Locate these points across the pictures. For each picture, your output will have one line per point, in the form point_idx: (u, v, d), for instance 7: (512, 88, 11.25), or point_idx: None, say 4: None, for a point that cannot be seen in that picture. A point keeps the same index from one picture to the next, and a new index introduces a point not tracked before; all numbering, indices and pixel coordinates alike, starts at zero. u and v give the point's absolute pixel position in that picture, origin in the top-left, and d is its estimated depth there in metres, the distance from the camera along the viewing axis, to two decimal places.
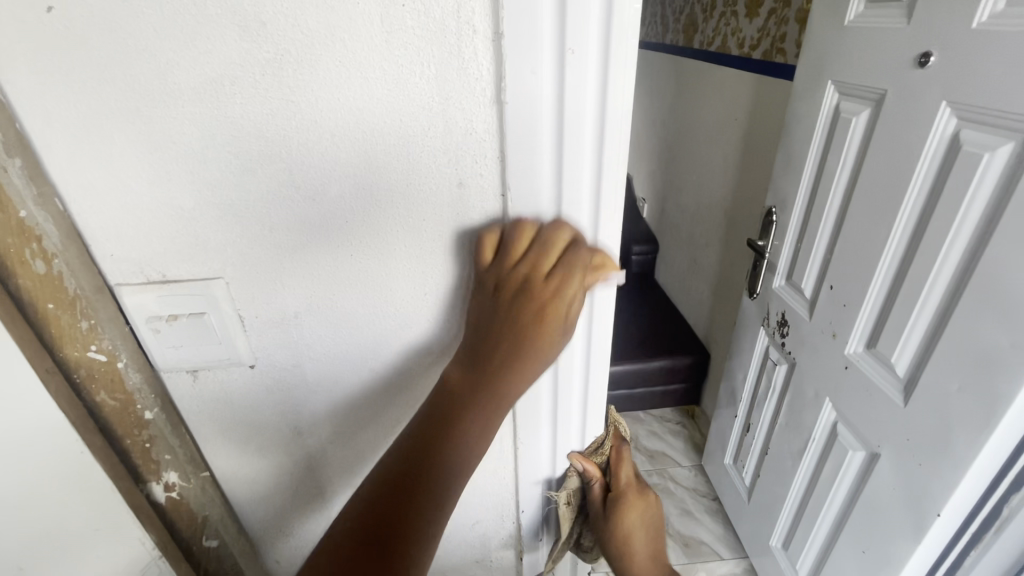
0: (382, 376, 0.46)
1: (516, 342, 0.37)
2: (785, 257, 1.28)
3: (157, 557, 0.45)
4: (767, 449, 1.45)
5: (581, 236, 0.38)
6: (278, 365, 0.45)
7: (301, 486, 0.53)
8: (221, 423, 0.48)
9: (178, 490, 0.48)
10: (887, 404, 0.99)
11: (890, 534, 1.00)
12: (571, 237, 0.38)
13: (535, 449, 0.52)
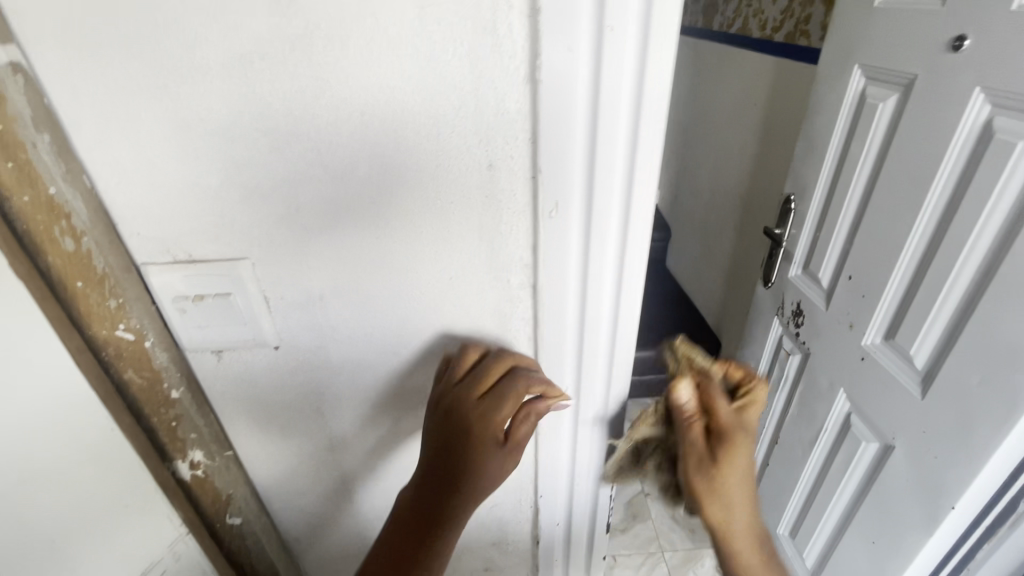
0: (404, 359, 0.46)
1: (460, 456, 0.44)
2: (802, 245, 1.26)
3: (184, 533, 0.46)
4: (777, 438, 1.45)
5: (517, 365, 0.44)
6: (302, 346, 0.45)
7: (322, 464, 0.54)
8: (245, 403, 0.48)
9: (203, 468, 0.48)
10: (904, 397, 0.98)
11: (901, 525, 1.00)
12: (506, 368, 0.44)
13: (555, 434, 0.52)
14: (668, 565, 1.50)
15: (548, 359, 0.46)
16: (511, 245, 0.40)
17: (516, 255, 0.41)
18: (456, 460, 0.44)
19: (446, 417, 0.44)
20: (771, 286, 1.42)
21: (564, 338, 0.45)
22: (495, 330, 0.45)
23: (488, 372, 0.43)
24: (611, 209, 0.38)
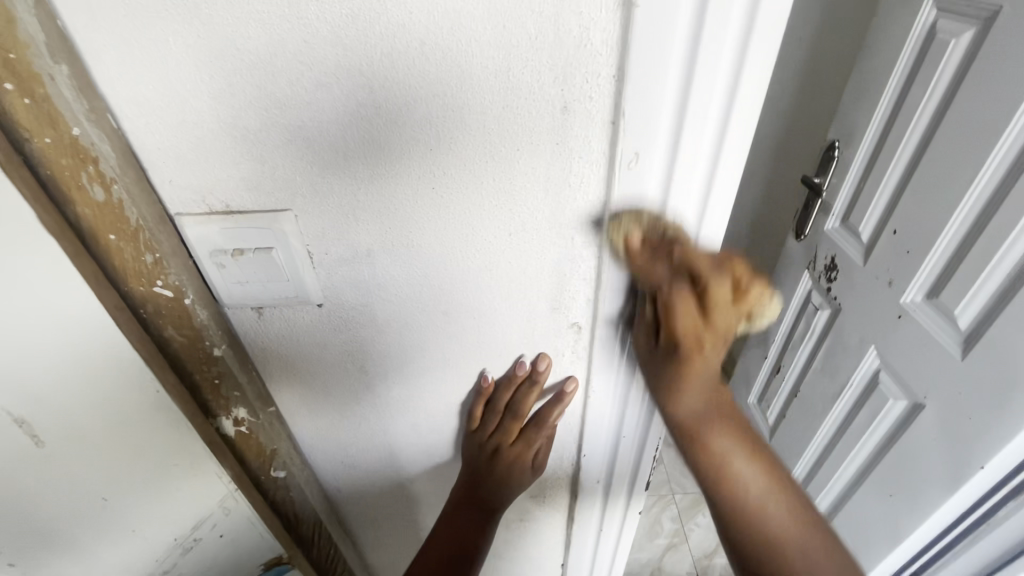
0: (454, 318, 0.44)
1: (500, 481, 0.54)
2: (843, 196, 1.19)
3: (233, 489, 0.45)
4: (795, 393, 1.42)
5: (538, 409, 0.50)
6: (347, 303, 0.43)
7: (363, 419, 0.53)
8: (286, 360, 0.46)
9: (246, 425, 0.47)
10: (940, 356, 0.94)
11: (920, 481, 1.00)
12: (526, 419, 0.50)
13: (604, 395, 0.50)
14: (677, 507, 1.55)
15: (606, 322, 0.43)
16: (579, 199, 0.36)
17: (585, 210, 0.37)
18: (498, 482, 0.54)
19: (489, 454, 0.53)
20: (802, 240, 1.35)
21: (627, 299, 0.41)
22: (553, 289, 0.42)
23: (514, 424, 0.51)
24: (698, 157, 0.33)
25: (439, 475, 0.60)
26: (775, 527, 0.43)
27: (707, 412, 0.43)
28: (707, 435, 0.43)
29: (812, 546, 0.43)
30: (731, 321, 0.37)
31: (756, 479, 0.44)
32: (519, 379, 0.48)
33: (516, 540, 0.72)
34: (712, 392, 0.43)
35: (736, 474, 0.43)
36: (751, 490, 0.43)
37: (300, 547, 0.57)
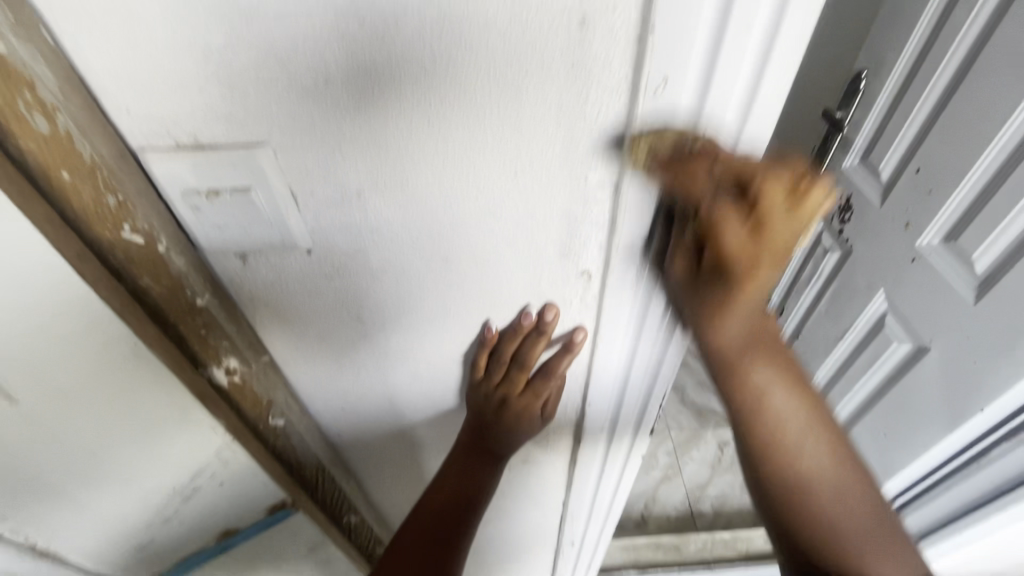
0: (454, 266, 0.41)
1: (506, 427, 0.55)
2: (866, 132, 1.11)
3: (228, 442, 0.43)
4: (798, 334, 1.41)
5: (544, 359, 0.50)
6: (337, 249, 0.39)
7: (361, 368, 0.51)
8: (276, 309, 0.44)
9: (239, 374, 0.45)
10: (952, 301, 0.92)
11: (922, 422, 1.01)
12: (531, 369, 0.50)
13: (612, 343, 0.48)
14: (673, 443, 1.59)
15: (621, 269, 0.40)
16: (595, 132, 0.32)
17: (603, 145, 0.33)
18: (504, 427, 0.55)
19: (495, 403, 0.53)
20: None
21: (643, 244, 0.38)
22: (563, 234, 0.38)
23: (520, 375, 0.50)
24: (736, 83, 0.29)
25: (437, 418, 0.59)
26: (809, 470, 0.41)
27: (745, 343, 0.39)
28: (744, 367, 0.40)
29: (847, 489, 0.41)
30: (788, 235, 0.32)
31: (795, 421, 0.41)
32: (525, 329, 0.46)
33: (517, 479, 0.73)
34: (753, 323, 0.39)
35: (771, 414, 0.40)
36: (788, 432, 0.40)
37: (304, 490, 0.57)
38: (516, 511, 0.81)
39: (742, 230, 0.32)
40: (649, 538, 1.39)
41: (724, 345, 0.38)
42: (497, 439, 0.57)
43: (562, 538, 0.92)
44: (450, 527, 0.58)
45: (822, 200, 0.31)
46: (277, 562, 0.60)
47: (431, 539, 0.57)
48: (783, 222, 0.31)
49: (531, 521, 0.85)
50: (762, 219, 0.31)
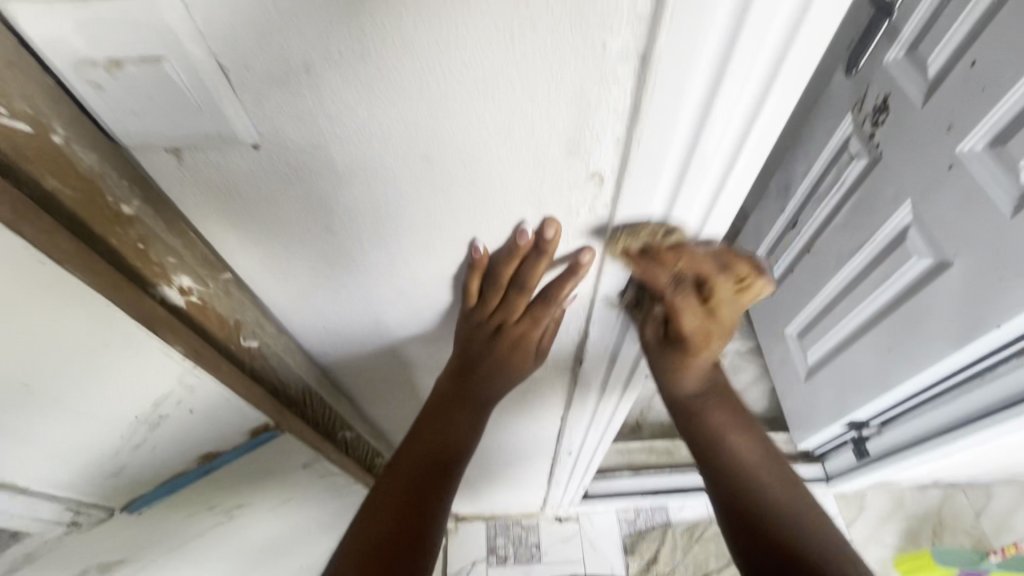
0: (438, 166, 0.33)
1: (498, 361, 0.51)
2: (918, 18, 0.96)
3: (191, 367, 0.38)
4: (809, 248, 1.28)
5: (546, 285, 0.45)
6: (292, 145, 0.32)
7: (342, 288, 0.46)
8: (230, 218, 0.37)
9: (197, 294, 0.39)
10: (986, 213, 0.84)
11: (929, 338, 0.96)
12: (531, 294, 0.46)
13: (625, 259, 0.42)
14: None
15: (639, 176, 0.33)
16: None
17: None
18: (494, 362, 0.51)
19: (488, 332, 0.49)
20: (853, 75, 1.14)
21: (672, 139, 0.31)
22: (572, 126, 0.30)
23: (519, 299, 0.46)
24: None
25: (422, 337, 0.54)
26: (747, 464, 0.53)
27: (701, 385, 0.55)
28: (697, 400, 0.55)
29: (779, 481, 0.52)
30: (732, 310, 0.47)
31: (740, 431, 0.54)
32: (523, 250, 0.41)
33: (514, 398, 0.70)
34: (709, 368, 0.54)
35: (720, 430, 0.54)
36: (731, 439, 0.54)
37: (288, 411, 0.54)
38: (512, 425, 0.81)
39: (700, 313, 0.47)
40: (642, 442, 1.44)
41: (682, 380, 0.53)
42: (488, 376, 0.52)
43: (560, 448, 0.93)
44: (429, 491, 0.50)
45: (762, 286, 0.45)
46: (268, 479, 0.59)
47: (410, 504, 0.48)
48: (730, 305, 0.46)
49: (528, 433, 0.84)
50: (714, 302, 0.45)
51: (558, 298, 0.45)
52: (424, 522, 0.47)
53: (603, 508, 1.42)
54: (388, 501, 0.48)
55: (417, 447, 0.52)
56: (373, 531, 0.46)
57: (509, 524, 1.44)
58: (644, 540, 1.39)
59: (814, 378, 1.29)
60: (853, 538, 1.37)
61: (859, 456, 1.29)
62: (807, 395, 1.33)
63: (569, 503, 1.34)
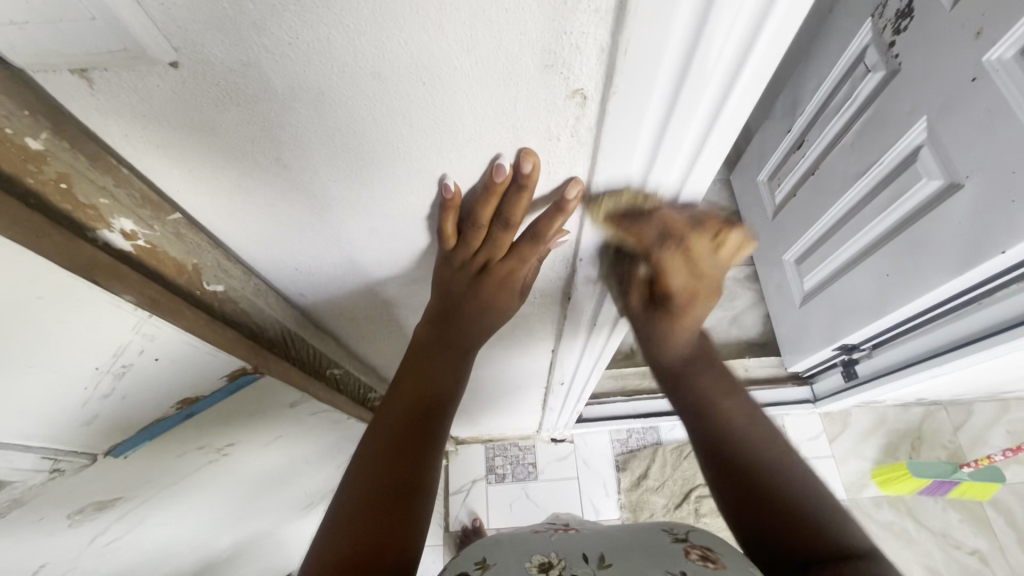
0: (393, 87, 0.29)
1: (482, 301, 0.49)
2: None
3: (147, 317, 0.36)
4: (814, 170, 1.22)
5: (532, 222, 0.42)
6: (218, 62, 0.27)
7: (308, 228, 0.42)
8: (166, 151, 0.34)
9: (144, 238, 0.37)
10: (1006, 130, 0.78)
11: (929, 264, 0.94)
12: (517, 232, 0.43)
13: (613, 189, 0.38)
14: None
15: (625, 93, 0.29)
16: None
17: None
18: (479, 302, 0.49)
19: (472, 272, 0.47)
20: None
21: (663, 47, 0.26)
22: (545, 33, 0.26)
23: (505, 237, 0.43)
24: None
25: (398, 275, 0.52)
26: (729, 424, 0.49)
27: (689, 352, 0.53)
28: (683, 369, 0.53)
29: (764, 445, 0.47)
30: (714, 264, 0.46)
31: (720, 392, 0.51)
32: (500, 186, 0.37)
33: (504, 335, 0.69)
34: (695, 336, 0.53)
35: (700, 394, 0.51)
36: (714, 400, 0.50)
37: (268, 353, 0.52)
38: (503, 359, 0.80)
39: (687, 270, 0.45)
40: (636, 369, 1.46)
41: (671, 341, 0.52)
42: (473, 319, 0.51)
43: (551, 378, 0.94)
44: (415, 444, 0.45)
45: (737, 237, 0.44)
46: (256, 419, 0.59)
47: (395, 458, 0.44)
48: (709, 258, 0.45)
49: (519, 366, 0.84)
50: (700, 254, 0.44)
51: (546, 235, 0.42)
52: (414, 474, 0.43)
53: (597, 429, 1.47)
54: (375, 455, 0.44)
55: (398, 403, 0.48)
56: (368, 476, 0.42)
57: (507, 446, 1.50)
58: (635, 458, 1.45)
59: (808, 305, 1.29)
60: (835, 453, 1.44)
61: (847, 378, 1.32)
62: (801, 321, 1.34)
63: (565, 427, 1.39)
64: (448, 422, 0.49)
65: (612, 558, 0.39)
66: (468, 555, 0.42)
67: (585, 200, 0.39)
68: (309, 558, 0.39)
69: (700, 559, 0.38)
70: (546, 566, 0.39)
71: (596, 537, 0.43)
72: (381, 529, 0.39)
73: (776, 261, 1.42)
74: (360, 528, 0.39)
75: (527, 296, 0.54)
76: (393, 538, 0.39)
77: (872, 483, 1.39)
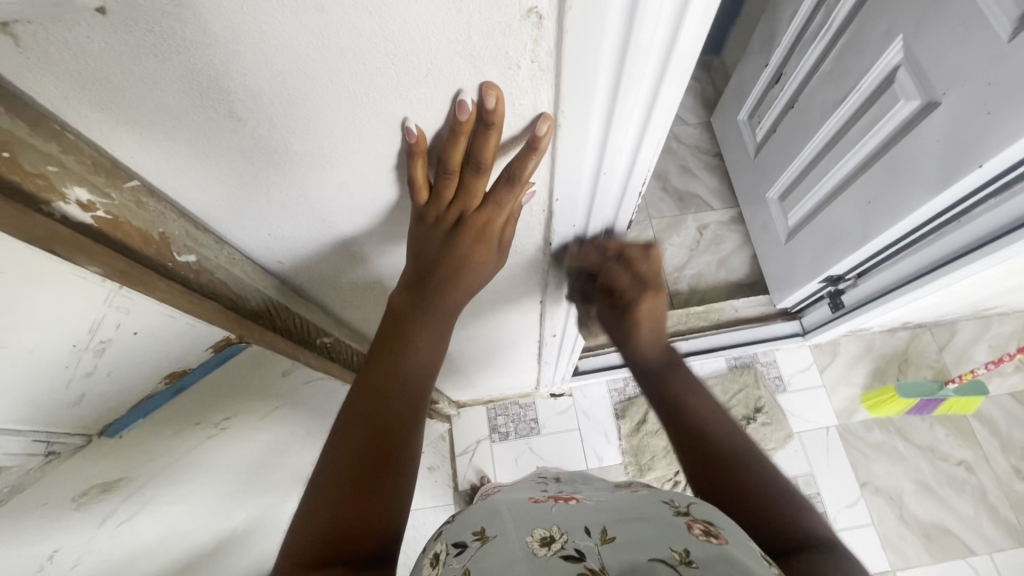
0: (339, 22, 0.27)
1: (458, 263, 0.48)
2: None
3: (118, 289, 0.36)
4: (794, 102, 1.21)
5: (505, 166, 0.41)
6: (146, 2, 0.25)
7: (268, 189, 0.41)
8: (107, 111, 0.33)
9: (103, 209, 0.35)
10: (980, 42, 0.77)
11: (907, 186, 0.95)
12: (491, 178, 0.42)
13: (580, 123, 0.37)
14: (654, 231, 1.57)
15: (583, 12, 0.28)
16: None
17: None
18: (455, 264, 0.48)
19: (447, 229, 0.46)
20: None
21: None
22: None
23: (476, 182, 0.42)
24: None
25: (376, 235, 0.51)
26: (696, 411, 0.58)
27: (665, 360, 0.64)
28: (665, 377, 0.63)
29: (724, 432, 0.56)
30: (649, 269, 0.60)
31: (691, 395, 0.60)
32: (467, 125, 0.36)
33: (490, 293, 0.69)
34: (660, 343, 0.64)
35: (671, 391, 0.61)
36: (683, 395, 0.60)
37: (252, 325, 0.52)
38: (493, 319, 0.80)
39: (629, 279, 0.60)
40: None
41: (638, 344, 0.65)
42: (451, 285, 0.50)
43: (543, 332, 0.94)
44: (401, 418, 0.46)
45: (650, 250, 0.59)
46: (251, 392, 0.59)
47: (380, 431, 0.45)
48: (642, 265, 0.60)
49: (510, 322, 0.84)
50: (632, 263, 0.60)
51: (521, 179, 0.41)
52: (406, 448, 0.46)
53: (595, 381, 1.50)
54: (353, 429, 0.45)
55: (377, 370, 0.48)
56: (352, 454, 0.43)
57: (508, 405, 1.52)
58: (633, 405, 1.48)
59: (793, 240, 1.30)
60: (826, 383, 1.46)
61: (834, 309, 1.33)
62: (787, 257, 1.35)
63: (562, 382, 1.40)
64: (428, 392, 0.50)
65: (615, 531, 0.40)
66: (467, 525, 0.44)
67: (555, 138, 0.38)
68: (291, 533, 0.41)
69: (703, 534, 0.38)
70: (547, 540, 0.39)
71: (595, 509, 0.44)
72: (371, 500, 0.42)
73: (761, 200, 1.43)
74: (351, 502, 0.41)
75: (507, 253, 0.53)
76: (382, 511, 0.42)
77: (862, 408, 1.43)
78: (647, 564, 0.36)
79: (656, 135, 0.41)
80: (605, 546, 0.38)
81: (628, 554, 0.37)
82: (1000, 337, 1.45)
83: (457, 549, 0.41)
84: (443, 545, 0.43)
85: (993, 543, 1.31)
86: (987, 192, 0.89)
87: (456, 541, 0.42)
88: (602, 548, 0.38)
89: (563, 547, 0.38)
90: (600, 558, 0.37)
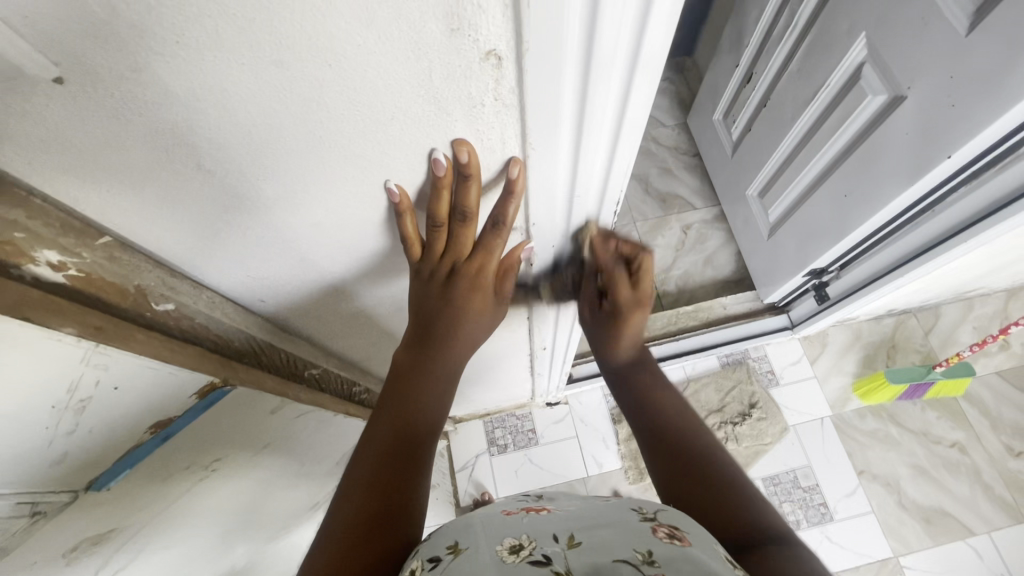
0: (296, 75, 0.28)
1: (455, 308, 0.50)
2: None
3: (94, 346, 0.35)
4: (766, 101, 1.23)
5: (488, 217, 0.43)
6: (104, 68, 0.26)
7: (242, 233, 0.42)
8: (72, 174, 0.33)
9: (74, 267, 0.36)
10: (940, 38, 0.79)
11: (881, 179, 0.97)
12: (475, 230, 0.44)
13: (549, 155, 0.38)
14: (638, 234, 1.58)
15: (538, 53, 0.28)
16: None
17: None
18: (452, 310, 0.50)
19: (441, 280, 0.48)
20: None
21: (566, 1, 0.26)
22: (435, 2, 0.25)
23: (465, 232, 0.44)
24: None
25: (357, 269, 0.51)
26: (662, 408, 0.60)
27: (636, 365, 0.65)
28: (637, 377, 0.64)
29: (683, 424, 0.58)
30: (647, 287, 0.61)
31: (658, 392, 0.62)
32: (445, 180, 0.38)
33: None
34: (637, 346, 0.65)
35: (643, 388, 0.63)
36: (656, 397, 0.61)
37: (234, 366, 0.52)
38: None
39: (630, 286, 0.60)
40: None
41: (620, 350, 0.65)
42: (450, 330, 0.51)
43: (533, 345, 0.95)
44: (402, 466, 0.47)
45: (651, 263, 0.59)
46: (242, 431, 0.58)
47: (378, 484, 0.45)
48: (648, 279, 0.60)
49: (499, 338, 0.85)
50: (640, 273, 0.59)
51: (499, 227, 0.43)
52: (401, 498, 0.45)
53: (590, 387, 1.50)
54: (357, 481, 0.45)
55: (377, 428, 0.49)
56: (353, 506, 0.43)
57: (505, 417, 1.52)
58: None
59: (775, 236, 1.32)
60: (817, 373, 1.48)
61: (820, 302, 1.34)
62: (771, 252, 1.36)
63: (557, 391, 1.40)
64: (430, 447, 0.50)
65: (581, 537, 0.40)
66: (439, 540, 0.42)
67: (528, 181, 0.40)
68: None
69: (667, 536, 0.39)
70: (516, 547, 0.39)
71: (565, 516, 0.44)
72: (369, 547, 0.41)
73: (741, 197, 1.44)
74: (349, 554, 0.40)
75: (506, 300, 0.54)
76: (386, 560, 0.41)
77: (855, 397, 1.44)
78: (611, 565, 0.36)
79: (625, 158, 0.41)
80: (571, 551, 0.38)
81: (593, 557, 0.37)
82: (983, 318, 1.48)
83: (429, 564, 0.38)
84: (417, 560, 0.40)
85: (990, 521, 1.33)
86: (962, 179, 0.90)
87: (427, 557, 0.40)
88: (569, 553, 0.38)
89: (530, 553, 0.38)
90: (566, 561, 0.37)
